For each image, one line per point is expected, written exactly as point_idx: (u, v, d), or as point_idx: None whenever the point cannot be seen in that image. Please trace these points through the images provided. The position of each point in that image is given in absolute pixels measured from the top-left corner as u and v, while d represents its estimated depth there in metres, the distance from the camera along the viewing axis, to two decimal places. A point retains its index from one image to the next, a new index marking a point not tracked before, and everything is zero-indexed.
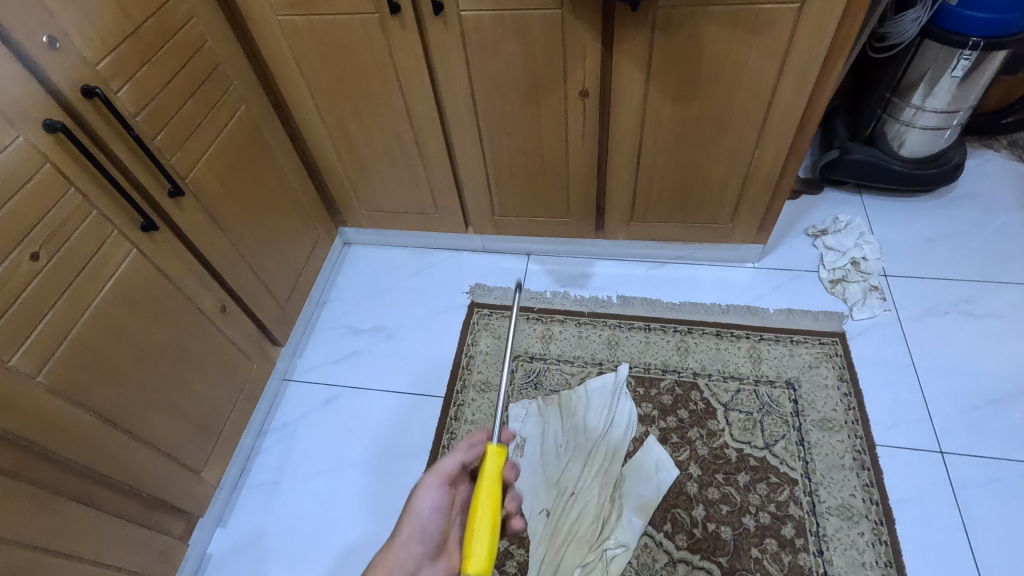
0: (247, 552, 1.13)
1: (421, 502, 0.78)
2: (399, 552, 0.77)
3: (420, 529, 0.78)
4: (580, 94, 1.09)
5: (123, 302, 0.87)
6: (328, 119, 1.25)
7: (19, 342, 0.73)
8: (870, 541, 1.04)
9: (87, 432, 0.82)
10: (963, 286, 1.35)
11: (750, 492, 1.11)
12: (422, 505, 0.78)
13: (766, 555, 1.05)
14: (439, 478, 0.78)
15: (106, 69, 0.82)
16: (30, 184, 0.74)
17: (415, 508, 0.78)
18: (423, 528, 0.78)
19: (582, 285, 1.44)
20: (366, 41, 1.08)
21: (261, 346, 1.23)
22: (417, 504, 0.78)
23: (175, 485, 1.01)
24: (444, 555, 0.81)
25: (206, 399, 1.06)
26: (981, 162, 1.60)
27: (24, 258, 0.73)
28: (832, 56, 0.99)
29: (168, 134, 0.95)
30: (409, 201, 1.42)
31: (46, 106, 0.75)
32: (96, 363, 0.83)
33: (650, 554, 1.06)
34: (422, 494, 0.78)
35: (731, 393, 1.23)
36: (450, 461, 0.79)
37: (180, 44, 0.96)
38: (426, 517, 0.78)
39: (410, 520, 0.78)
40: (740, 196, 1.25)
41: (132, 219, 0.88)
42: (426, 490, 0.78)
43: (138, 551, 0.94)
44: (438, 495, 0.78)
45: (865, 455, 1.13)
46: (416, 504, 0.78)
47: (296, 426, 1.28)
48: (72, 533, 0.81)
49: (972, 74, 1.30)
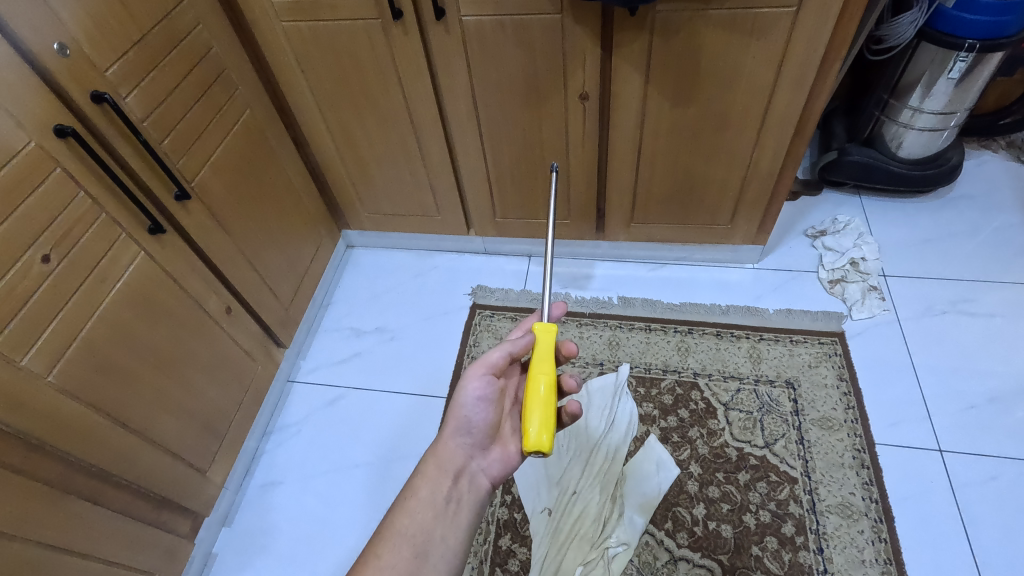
0: (253, 551, 1.14)
1: (466, 394, 0.78)
2: (447, 443, 0.79)
3: (466, 421, 0.79)
4: (580, 97, 1.11)
5: (132, 303, 0.89)
6: (331, 123, 1.27)
7: (30, 343, 0.75)
8: (870, 539, 1.05)
9: (97, 432, 0.84)
10: (961, 285, 1.35)
11: (750, 490, 1.12)
12: (466, 399, 0.79)
13: (767, 553, 1.05)
14: (482, 369, 0.79)
15: (114, 75, 0.84)
16: (41, 188, 0.75)
17: (459, 402, 0.79)
18: (469, 420, 0.79)
19: (583, 286, 1.46)
20: (369, 46, 1.10)
21: (265, 347, 1.24)
22: (461, 397, 0.78)
23: (181, 484, 1.02)
24: (495, 444, 0.82)
25: (211, 399, 1.08)
26: (979, 163, 1.61)
27: (35, 260, 0.75)
28: (829, 58, 1.00)
29: (175, 138, 0.96)
30: (411, 204, 1.43)
31: (56, 111, 0.76)
32: (104, 364, 0.85)
33: (651, 552, 1.07)
34: (467, 388, 0.78)
35: (730, 393, 1.24)
36: (493, 355, 0.79)
37: (187, 50, 0.98)
38: (472, 410, 0.79)
39: (456, 413, 0.79)
40: (739, 198, 1.27)
41: (140, 222, 0.89)
42: (469, 382, 0.79)
43: (145, 550, 0.95)
44: (482, 386, 0.78)
45: (864, 454, 1.14)
46: (460, 397, 0.79)
47: (300, 426, 1.30)
48: (80, 530, 0.82)
49: (969, 76, 1.31)
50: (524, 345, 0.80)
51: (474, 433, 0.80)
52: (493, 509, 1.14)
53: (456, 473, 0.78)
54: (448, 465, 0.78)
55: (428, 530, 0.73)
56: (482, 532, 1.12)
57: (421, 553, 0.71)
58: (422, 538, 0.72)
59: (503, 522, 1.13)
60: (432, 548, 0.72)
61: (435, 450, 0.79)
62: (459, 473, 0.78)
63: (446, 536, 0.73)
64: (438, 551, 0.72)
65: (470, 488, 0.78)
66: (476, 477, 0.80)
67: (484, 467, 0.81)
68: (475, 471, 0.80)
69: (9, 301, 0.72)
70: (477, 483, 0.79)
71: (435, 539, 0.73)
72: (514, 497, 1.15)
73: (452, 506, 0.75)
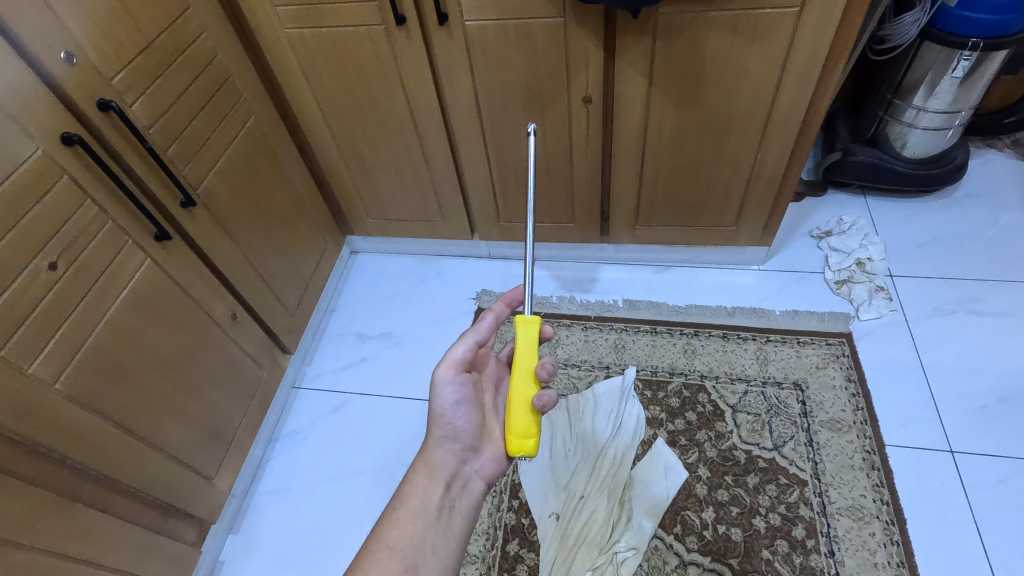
0: (259, 559, 1.13)
1: (442, 399, 0.77)
2: (437, 450, 0.78)
3: (450, 427, 0.78)
4: (583, 101, 1.11)
5: (138, 311, 0.89)
6: (335, 129, 1.27)
7: (38, 350, 0.75)
8: (882, 541, 1.04)
9: (104, 439, 0.84)
10: (968, 285, 1.35)
11: (759, 493, 1.11)
12: (444, 405, 0.78)
13: (778, 557, 1.04)
14: (451, 372, 0.78)
15: (120, 83, 0.84)
16: (48, 196, 0.75)
17: (435, 409, 0.78)
18: (452, 427, 0.78)
19: (588, 290, 1.45)
20: (372, 52, 1.10)
21: (270, 353, 1.24)
22: (439, 403, 0.78)
23: (186, 491, 1.01)
24: (486, 442, 0.81)
25: (217, 405, 1.07)
26: (985, 162, 1.60)
27: (42, 268, 0.75)
28: (833, 58, 1.00)
29: (181, 146, 0.97)
30: (415, 208, 1.43)
31: (64, 118, 0.77)
32: (111, 371, 0.85)
33: (661, 556, 1.06)
34: (442, 393, 0.78)
35: (738, 395, 1.24)
36: (456, 353, 0.78)
37: (191, 58, 0.98)
38: (453, 414, 0.78)
39: (437, 419, 0.78)
40: (743, 199, 1.26)
41: (146, 229, 0.89)
42: (442, 386, 0.77)
43: (152, 558, 0.95)
44: (455, 387, 0.78)
45: (875, 455, 1.13)
46: (437, 404, 0.78)
47: (305, 433, 1.29)
48: (87, 539, 0.82)
49: (972, 75, 1.31)
50: (485, 326, 0.78)
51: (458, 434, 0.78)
52: (500, 514, 1.14)
53: (449, 479, 0.77)
54: (440, 471, 0.77)
55: (419, 542, 0.72)
56: (489, 538, 1.12)
57: (412, 565, 0.70)
58: (412, 551, 0.71)
59: (510, 528, 1.12)
60: (423, 560, 0.71)
61: (425, 457, 0.78)
62: (452, 479, 0.77)
63: (437, 546, 0.73)
64: (429, 563, 0.71)
65: (463, 491, 0.78)
66: (470, 480, 0.79)
67: (476, 468, 0.80)
68: (469, 474, 0.79)
69: (15, 310, 0.72)
70: (471, 487, 0.78)
71: (426, 549, 0.72)
72: (521, 502, 1.15)
73: (445, 515, 0.75)
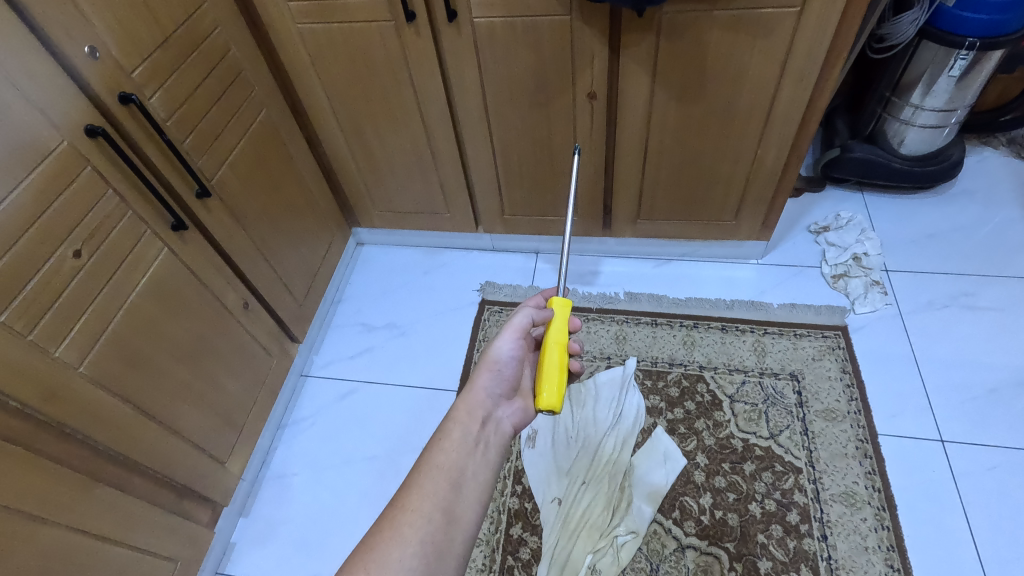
0: (269, 539, 1.17)
1: (499, 346, 0.82)
2: (479, 392, 0.79)
3: (499, 372, 0.81)
4: (588, 97, 1.13)
5: (156, 297, 0.91)
6: (344, 123, 1.29)
7: (63, 334, 0.78)
8: (873, 526, 1.07)
9: (123, 422, 0.86)
10: (961, 279, 1.38)
11: (756, 480, 1.15)
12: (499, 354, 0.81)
13: (772, 541, 1.08)
14: (515, 331, 0.82)
15: (140, 76, 0.87)
16: (73, 187, 0.78)
17: (492, 357, 0.81)
18: (501, 371, 0.81)
19: (590, 282, 1.48)
20: (383, 48, 1.12)
21: (281, 342, 1.28)
22: (494, 351, 0.81)
23: (201, 474, 1.04)
24: (518, 395, 0.84)
25: (230, 391, 1.11)
26: (980, 159, 1.63)
27: (67, 256, 0.78)
28: (831, 58, 1.02)
29: (196, 138, 0.99)
30: (421, 202, 1.46)
31: (88, 113, 0.79)
32: (131, 357, 0.88)
33: (659, 540, 1.10)
34: (500, 342, 0.82)
35: (736, 385, 1.27)
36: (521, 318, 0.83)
37: (206, 52, 1.00)
38: (505, 362, 0.82)
39: (489, 363, 0.81)
40: (743, 193, 1.29)
41: (163, 219, 0.92)
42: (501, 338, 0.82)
43: (170, 537, 0.98)
44: (513, 345, 0.82)
45: (867, 444, 1.16)
46: (494, 350, 0.81)
47: (313, 419, 1.33)
48: (108, 518, 0.85)
49: (969, 73, 1.33)
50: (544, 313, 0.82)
51: (503, 388, 0.81)
52: (504, 499, 1.17)
53: (484, 419, 0.77)
54: (477, 411, 0.77)
55: (462, 466, 0.71)
56: (493, 522, 1.15)
57: (457, 484, 0.70)
58: (456, 471, 0.71)
59: (514, 512, 1.16)
60: (465, 482, 0.70)
61: (466, 397, 0.79)
62: (486, 419, 0.78)
63: (477, 473, 0.72)
64: (470, 484, 0.71)
65: (495, 432, 0.78)
66: (501, 423, 0.80)
67: (507, 414, 0.81)
68: (500, 417, 0.80)
69: (43, 295, 0.75)
70: (501, 429, 0.79)
71: (467, 473, 0.71)
72: (525, 487, 1.18)
73: (481, 448, 0.75)
